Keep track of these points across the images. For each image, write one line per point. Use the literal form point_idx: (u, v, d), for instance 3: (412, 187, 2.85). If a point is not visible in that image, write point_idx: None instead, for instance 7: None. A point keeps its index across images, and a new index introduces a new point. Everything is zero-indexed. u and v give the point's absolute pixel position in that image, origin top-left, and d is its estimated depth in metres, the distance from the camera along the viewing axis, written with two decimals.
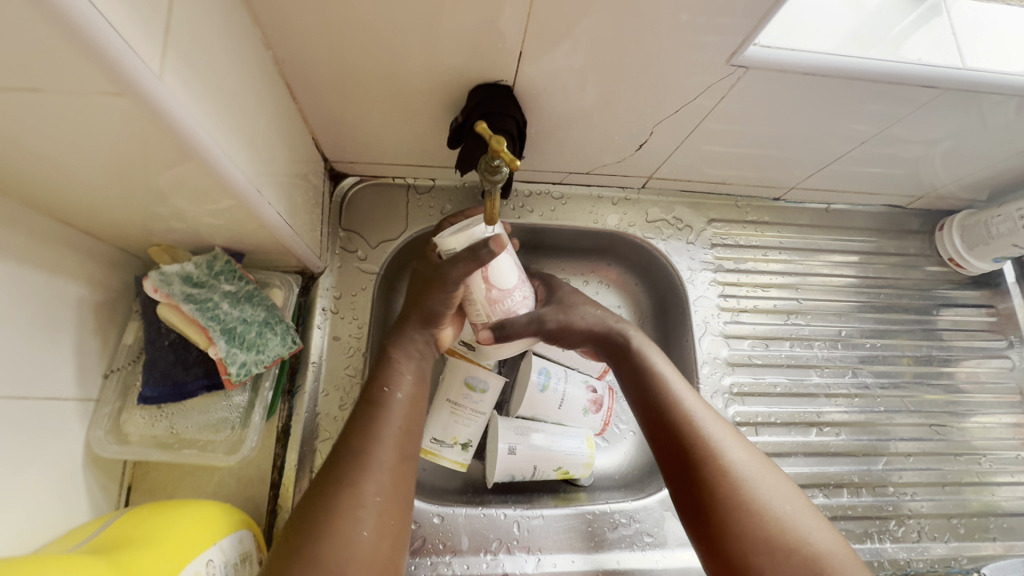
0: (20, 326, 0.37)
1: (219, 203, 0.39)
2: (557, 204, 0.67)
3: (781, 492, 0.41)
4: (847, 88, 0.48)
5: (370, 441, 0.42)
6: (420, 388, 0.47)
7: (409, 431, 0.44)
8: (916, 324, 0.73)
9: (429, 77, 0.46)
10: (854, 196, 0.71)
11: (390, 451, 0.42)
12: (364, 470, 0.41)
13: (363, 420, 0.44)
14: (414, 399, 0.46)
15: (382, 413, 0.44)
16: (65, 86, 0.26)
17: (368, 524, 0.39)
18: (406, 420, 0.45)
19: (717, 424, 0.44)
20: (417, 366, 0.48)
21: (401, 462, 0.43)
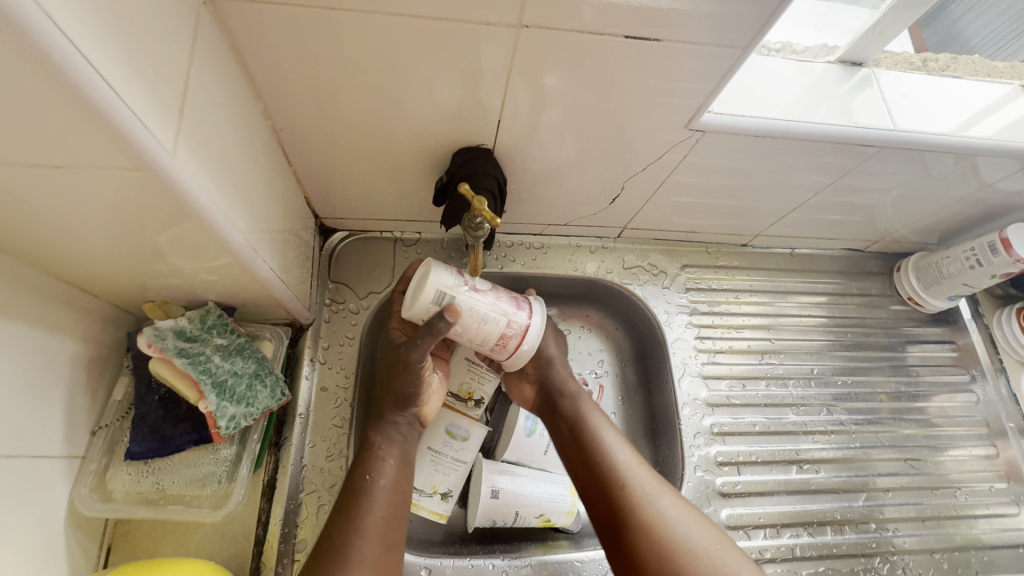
0: (13, 384, 0.38)
1: (216, 260, 0.42)
2: (537, 253, 0.70)
3: (692, 528, 0.50)
4: (795, 147, 0.53)
5: (352, 535, 0.47)
6: (402, 473, 0.54)
7: (390, 519, 0.50)
8: (884, 361, 0.76)
9: (415, 142, 0.51)
10: (815, 240, 0.76)
11: (372, 545, 0.48)
12: (344, 566, 0.46)
13: (348, 512, 0.49)
14: (396, 485, 0.52)
15: (365, 502, 0.50)
16: (83, 160, 0.29)
17: None
18: (390, 508, 0.51)
19: (644, 477, 0.54)
20: (401, 452, 0.54)
21: (383, 553, 0.48)
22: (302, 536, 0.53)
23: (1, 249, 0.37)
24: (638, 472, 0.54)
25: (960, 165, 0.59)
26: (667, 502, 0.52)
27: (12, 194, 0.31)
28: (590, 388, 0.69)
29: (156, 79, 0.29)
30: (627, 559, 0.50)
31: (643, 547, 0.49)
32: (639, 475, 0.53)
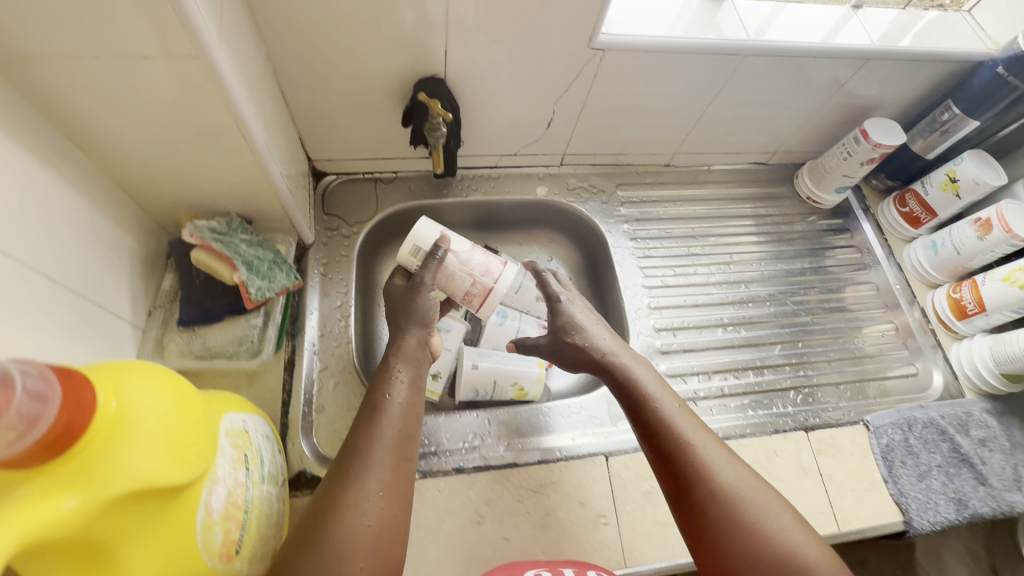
0: (95, 256, 0.51)
1: (242, 160, 0.54)
2: (494, 182, 0.85)
3: (718, 456, 0.51)
4: (678, 60, 0.68)
5: (370, 444, 0.49)
6: (415, 392, 0.55)
7: (407, 433, 0.51)
8: (793, 249, 0.92)
9: (384, 77, 0.65)
10: (725, 156, 0.92)
11: (388, 451, 0.49)
12: (365, 468, 0.47)
13: (365, 426, 0.50)
14: (410, 405, 0.53)
15: (381, 418, 0.51)
16: (162, 53, 0.42)
17: (371, 515, 0.45)
18: (403, 425, 0.52)
19: (704, 445, 0.52)
20: (414, 369, 0.56)
21: (400, 462, 0.49)
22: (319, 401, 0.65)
23: (86, 149, 0.49)
24: (697, 440, 0.52)
25: (813, 70, 0.75)
26: (705, 435, 0.53)
27: (106, 88, 0.44)
28: None
29: None
30: (687, 520, 0.50)
31: (711, 526, 0.48)
32: (688, 437, 0.52)
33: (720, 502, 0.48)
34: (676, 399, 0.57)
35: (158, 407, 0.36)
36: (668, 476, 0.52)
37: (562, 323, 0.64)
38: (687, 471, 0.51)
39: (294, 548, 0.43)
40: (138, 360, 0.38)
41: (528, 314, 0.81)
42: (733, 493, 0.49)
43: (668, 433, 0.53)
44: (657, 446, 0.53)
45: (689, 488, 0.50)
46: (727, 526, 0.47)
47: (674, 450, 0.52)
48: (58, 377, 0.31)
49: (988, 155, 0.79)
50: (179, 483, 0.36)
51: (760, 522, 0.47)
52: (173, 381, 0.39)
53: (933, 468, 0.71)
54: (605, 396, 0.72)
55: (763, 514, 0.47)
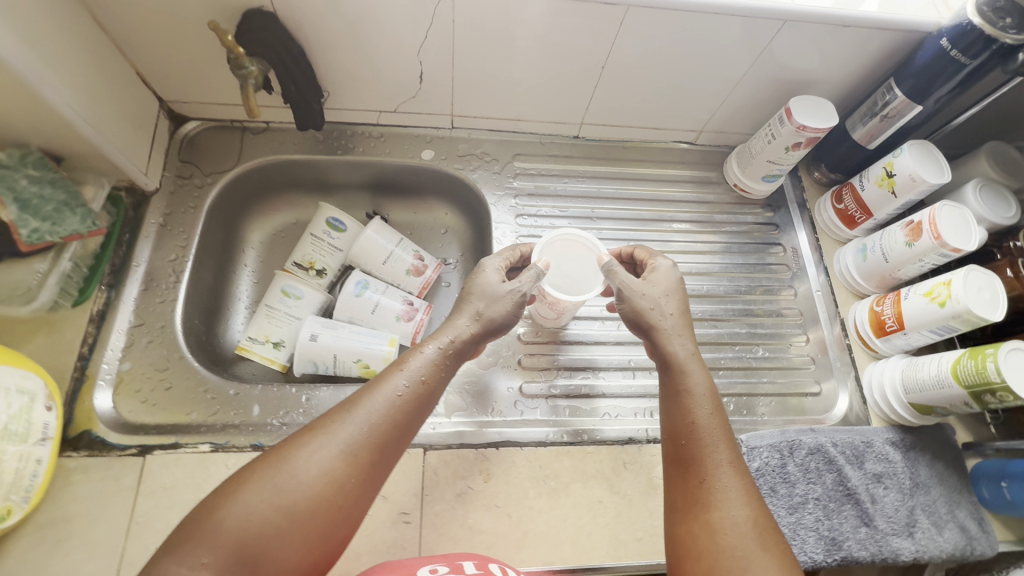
0: None
1: (3, 83, 0.49)
2: (376, 141, 0.78)
3: (737, 492, 0.47)
4: (549, 6, 0.59)
5: (351, 409, 0.45)
6: (431, 390, 0.50)
7: (404, 424, 0.47)
8: (711, 243, 0.82)
9: (208, 10, 0.58)
10: (643, 131, 0.82)
11: (373, 424, 0.45)
12: (336, 425, 0.44)
13: (360, 390, 0.47)
14: (418, 391, 0.48)
15: (381, 387, 0.48)
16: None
17: (303, 471, 0.41)
18: (405, 411, 0.47)
19: (732, 474, 0.47)
20: (449, 349, 0.53)
21: (382, 447, 0.45)
22: (125, 360, 0.61)
23: None
24: (729, 469, 0.48)
25: (723, 32, 0.64)
26: (740, 464, 0.48)
27: None
28: (425, 263, 0.77)
29: None
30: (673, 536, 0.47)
31: (691, 552, 0.45)
32: (722, 461, 0.48)
33: (713, 524, 0.45)
34: (723, 409, 0.51)
35: None
36: (682, 481, 0.49)
37: (625, 313, 0.58)
38: (709, 485, 0.47)
39: (255, 471, 0.41)
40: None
41: (394, 288, 0.75)
42: (723, 526, 0.45)
43: (701, 443, 0.49)
44: (687, 453, 0.49)
45: (694, 499, 0.47)
46: (711, 550, 0.44)
47: (705, 466, 0.48)
48: None
49: (935, 148, 0.68)
50: None
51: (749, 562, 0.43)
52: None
53: (809, 501, 0.63)
54: (444, 384, 0.65)
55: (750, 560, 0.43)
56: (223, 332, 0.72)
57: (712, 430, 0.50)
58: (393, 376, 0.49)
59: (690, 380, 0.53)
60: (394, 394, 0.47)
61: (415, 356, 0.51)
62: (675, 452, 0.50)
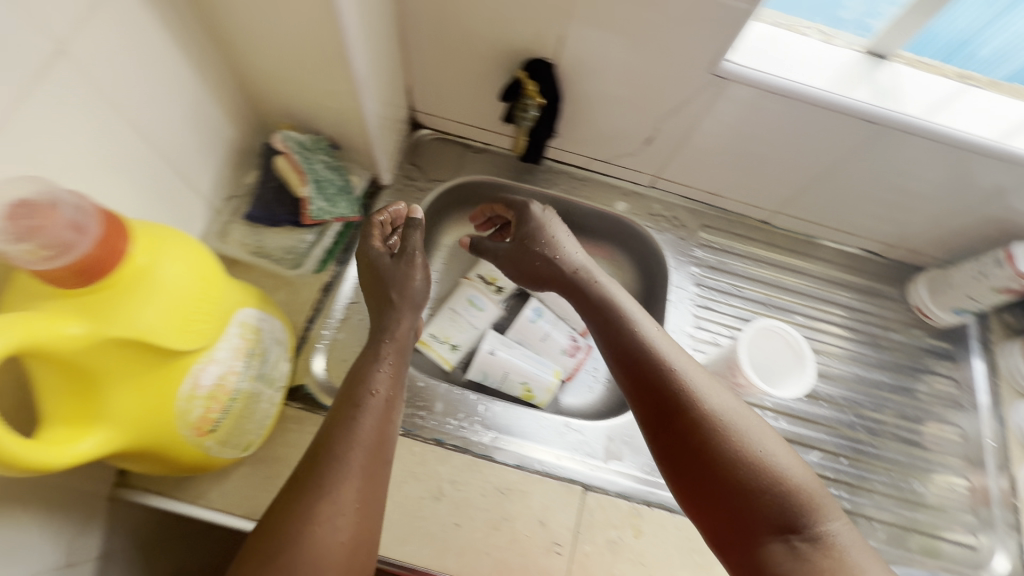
0: (197, 135, 0.56)
1: (338, 86, 0.56)
2: (578, 183, 0.83)
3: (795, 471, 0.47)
4: (808, 112, 0.62)
5: (344, 450, 0.48)
6: (390, 409, 0.53)
7: (381, 440, 0.51)
8: (877, 358, 0.80)
9: (498, 50, 0.65)
10: (833, 232, 0.82)
11: (363, 458, 0.49)
12: (335, 474, 0.47)
13: (339, 429, 0.50)
14: (383, 419, 0.52)
15: (358, 416, 0.51)
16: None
17: (327, 530, 0.45)
18: (379, 432, 0.51)
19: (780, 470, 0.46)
20: (394, 368, 0.56)
21: (371, 469, 0.49)
22: (339, 330, 0.68)
23: (218, 42, 0.54)
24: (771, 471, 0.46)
25: (967, 167, 0.64)
26: (714, 386, 0.52)
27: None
28: None
29: None
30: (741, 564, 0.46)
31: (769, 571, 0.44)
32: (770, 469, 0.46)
33: (757, 456, 0.47)
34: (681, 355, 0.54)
35: (180, 277, 0.39)
36: (664, 428, 0.50)
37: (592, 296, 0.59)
38: (681, 414, 0.50)
39: (263, 550, 0.44)
40: (176, 229, 0.42)
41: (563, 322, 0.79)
42: (728, 442, 0.48)
43: (654, 382, 0.52)
44: (662, 397, 0.51)
45: (700, 444, 0.48)
46: (727, 468, 0.47)
47: (742, 499, 0.46)
48: (102, 219, 0.34)
49: None
50: (174, 349, 0.39)
51: (739, 459, 0.47)
52: (201, 259, 0.42)
53: None
54: (606, 430, 0.68)
55: (785, 468, 0.47)
56: None
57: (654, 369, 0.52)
58: (352, 415, 0.51)
59: (654, 399, 0.51)
60: (354, 419, 0.51)
61: (372, 374, 0.54)
62: (698, 502, 0.48)
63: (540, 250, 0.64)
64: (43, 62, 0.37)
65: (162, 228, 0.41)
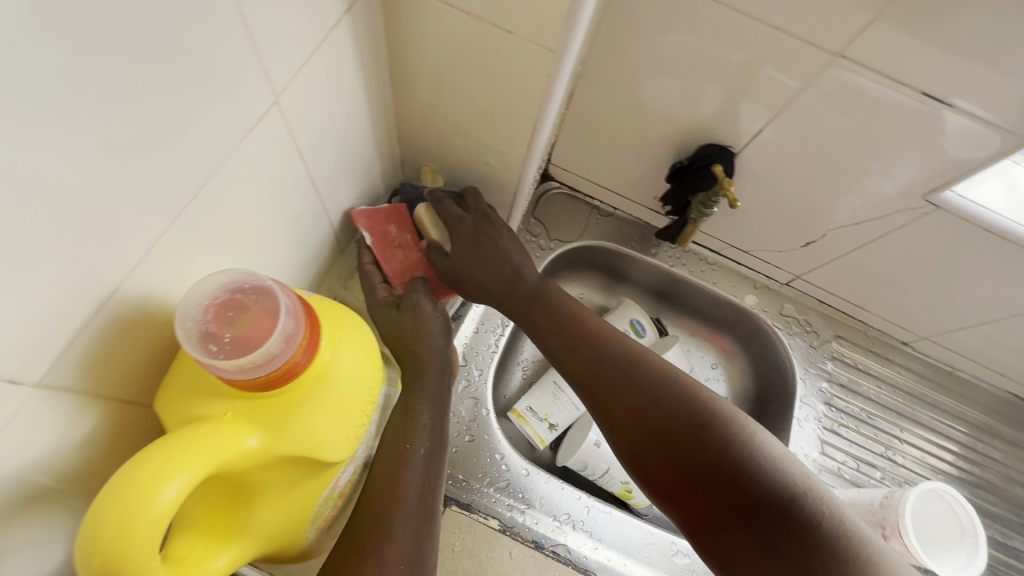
0: (351, 177, 0.51)
1: (513, 148, 0.51)
2: (707, 268, 0.77)
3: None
4: (1020, 256, 0.55)
5: (391, 507, 0.41)
6: (438, 449, 0.46)
7: (428, 488, 0.43)
8: (1014, 519, 0.71)
9: (673, 126, 0.60)
10: (983, 369, 0.74)
11: (410, 512, 0.41)
12: (386, 535, 0.40)
13: (382, 483, 0.42)
14: (432, 465, 0.44)
15: (402, 472, 0.43)
16: (527, 33, 0.38)
17: None
18: (426, 482, 0.44)
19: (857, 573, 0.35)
20: (434, 409, 0.47)
21: (421, 522, 0.42)
22: None
23: (394, 84, 0.50)
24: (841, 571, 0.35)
25: None
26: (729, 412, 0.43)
27: (446, 45, 0.43)
28: None
29: None
30: None
31: None
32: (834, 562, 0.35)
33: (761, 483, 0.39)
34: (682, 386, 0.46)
35: (355, 375, 0.34)
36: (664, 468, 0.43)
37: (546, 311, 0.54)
38: (649, 423, 0.44)
39: None
40: (353, 312, 0.37)
41: None
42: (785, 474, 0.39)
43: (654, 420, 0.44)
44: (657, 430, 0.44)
45: (712, 479, 0.40)
46: (714, 484, 0.40)
47: None
48: (304, 318, 0.30)
49: None
50: (337, 460, 0.33)
51: (859, 544, 0.36)
52: (373, 349, 0.37)
53: None
54: None
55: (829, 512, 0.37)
56: (501, 386, 0.73)
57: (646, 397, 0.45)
58: (399, 470, 0.42)
59: (682, 473, 0.42)
60: (398, 471, 0.43)
61: (413, 422, 0.46)
62: None
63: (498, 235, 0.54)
64: (256, 114, 0.32)
65: (330, 305, 0.36)
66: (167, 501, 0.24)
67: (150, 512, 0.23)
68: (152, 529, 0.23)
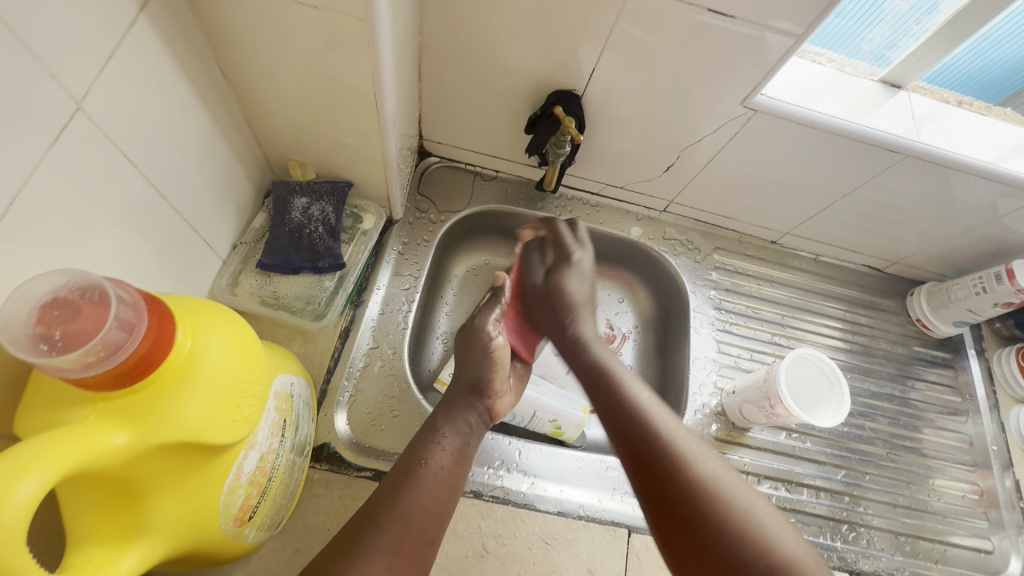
0: (209, 181, 0.51)
1: (365, 124, 0.53)
2: (592, 210, 0.82)
3: (758, 504, 0.46)
4: (832, 143, 0.63)
5: (392, 507, 0.47)
6: (458, 464, 0.53)
7: (436, 502, 0.49)
8: (886, 370, 0.82)
9: (521, 79, 0.63)
10: (839, 250, 0.84)
11: (410, 522, 0.47)
12: (373, 534, 0.44)
13: (397, 482, 0.49)
14: (448, 475, 0.52)
15: (415, 479, 0.49)
16: (334, 6, 0.40)
17: None
18: (437, 495, 0.50)
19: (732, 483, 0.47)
20: (457, 431, 0.56)
21: (417, 543, 0.47)
22: (361, 378, 0.64)
23: (230, 81, 0.50)
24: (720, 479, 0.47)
25: (977, 194, 0.67)
26: (703, 451, 0.50)
27: (265, 32, 0.44)
28: (614, 333, 0.80)
29: None
30: None
31: None
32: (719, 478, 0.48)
33: (720, 511, 0.45)
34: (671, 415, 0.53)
35: (229, 358, 0.35)
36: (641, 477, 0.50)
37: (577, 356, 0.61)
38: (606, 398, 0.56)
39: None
40: (217, 302, 0.37)
41: None
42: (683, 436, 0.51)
43: (640, 433, 0.51)
44: (642, 440, 0.51)
45: (682, 509, 0.46)
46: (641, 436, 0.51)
47: (688, 512, 0.46)
48: (147, 308, 0.31)
49: None
50: (228, 443, 0.34)
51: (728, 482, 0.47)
52: (247, 334, 0.38)
53: None
54: None
55: (773, 538, 0.43)
56: (422, 361, 0.75)
57: (633, 417, 0.53)
58: (418, 482, 0.49)
59: (628, 421, 0.53)
60: (421, 471, 0.50)
61: (437, 451, 0.53)
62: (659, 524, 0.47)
63: (569, 255, 0.70)
64: (59, 122, 0.32)
65: (192, 300, 0.36)
66: (25, 501, 0.24)
67: (5, 515, 0.24)
68: (10, 531, 0.24)
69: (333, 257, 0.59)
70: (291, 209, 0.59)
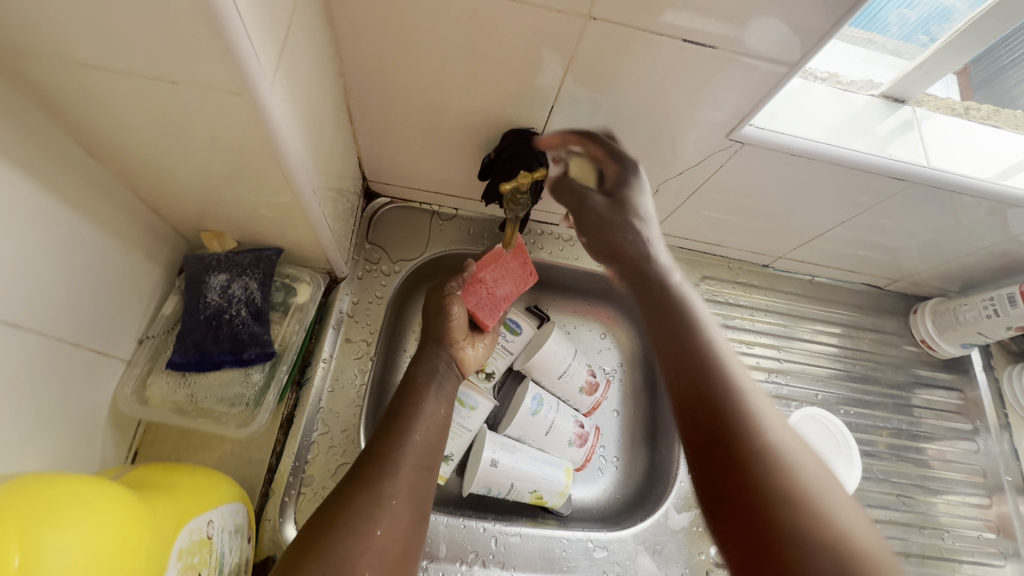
0: (88, 282, 0.42)
1: (279, 196, 0.44)
2: (566, 245, 0.74)
3: (829, 484, 0.36)
4: (829, 172, 0.55)
5: (391, 453, 0.48)
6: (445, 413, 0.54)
7: (432, 446, 0.51)
8: (890, 399, 0.76)
9: (469, 118, 0.54)
10: (837, 271, 0.77)
11: (412, 465, 0.48)
12: (383, 475, 0.46)
13: (390, 433, 0.50)
14: (431, 438, 0.51)
15: (406, 427, 0.50)
16: (197, 78, 0.32)
17: (379, 529, 0.43)
18: (432, 436, 0.52)
19: (801, 457, 0.37)
20: (439, 384, 0.56)
21: (421, 474, 0.48)
22: (311, 472, 0.56)
23: (103, 161, 0.41)
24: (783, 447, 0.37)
25: (989, 216, 0.60)
26: (778, 421, 0.40)
27: (127, 111, 0.36)
28: (597, 380, 0.72)
29: (268, 19, 0.32)
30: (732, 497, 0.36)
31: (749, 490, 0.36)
32: (787, 454, 0.37)
33: (776, 480, 0.35)
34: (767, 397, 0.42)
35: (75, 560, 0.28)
36: (690, 411, 0.41)
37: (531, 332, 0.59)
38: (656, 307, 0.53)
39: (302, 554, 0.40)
40: (57, 484, 0.30)
41: (565, 406, 0.70)
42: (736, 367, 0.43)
43: (687, 355, 0.45)
44: (699, 383, 0.42)
45: (727, 454, 0.38)
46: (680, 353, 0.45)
47: (730, 440, 0.38)
48: None
49: None
50: None
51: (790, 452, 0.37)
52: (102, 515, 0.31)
53: None
54: (633, 539, 0.62)
55: (854, 537, 0.33)
56: None
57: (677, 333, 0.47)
58: (404, 431, 0.50)
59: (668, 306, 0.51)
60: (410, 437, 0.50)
61: (423, 404, 0.53)
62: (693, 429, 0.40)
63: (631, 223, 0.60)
64: None
65: (22, 489, 0.29)
66: None
67: None
68: None
69: (261, 346, 0.51)
70: (207, 291, 0.49)
